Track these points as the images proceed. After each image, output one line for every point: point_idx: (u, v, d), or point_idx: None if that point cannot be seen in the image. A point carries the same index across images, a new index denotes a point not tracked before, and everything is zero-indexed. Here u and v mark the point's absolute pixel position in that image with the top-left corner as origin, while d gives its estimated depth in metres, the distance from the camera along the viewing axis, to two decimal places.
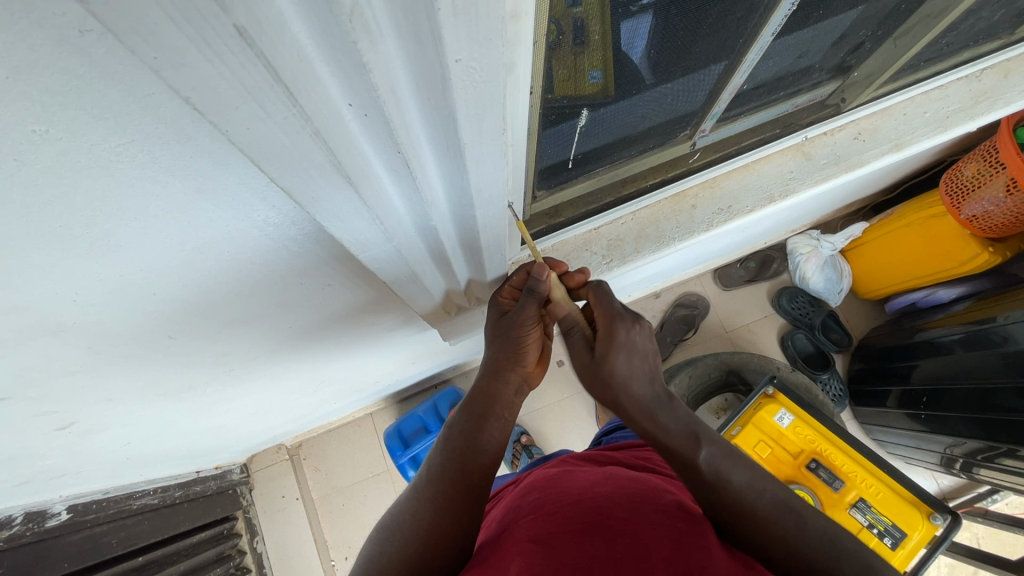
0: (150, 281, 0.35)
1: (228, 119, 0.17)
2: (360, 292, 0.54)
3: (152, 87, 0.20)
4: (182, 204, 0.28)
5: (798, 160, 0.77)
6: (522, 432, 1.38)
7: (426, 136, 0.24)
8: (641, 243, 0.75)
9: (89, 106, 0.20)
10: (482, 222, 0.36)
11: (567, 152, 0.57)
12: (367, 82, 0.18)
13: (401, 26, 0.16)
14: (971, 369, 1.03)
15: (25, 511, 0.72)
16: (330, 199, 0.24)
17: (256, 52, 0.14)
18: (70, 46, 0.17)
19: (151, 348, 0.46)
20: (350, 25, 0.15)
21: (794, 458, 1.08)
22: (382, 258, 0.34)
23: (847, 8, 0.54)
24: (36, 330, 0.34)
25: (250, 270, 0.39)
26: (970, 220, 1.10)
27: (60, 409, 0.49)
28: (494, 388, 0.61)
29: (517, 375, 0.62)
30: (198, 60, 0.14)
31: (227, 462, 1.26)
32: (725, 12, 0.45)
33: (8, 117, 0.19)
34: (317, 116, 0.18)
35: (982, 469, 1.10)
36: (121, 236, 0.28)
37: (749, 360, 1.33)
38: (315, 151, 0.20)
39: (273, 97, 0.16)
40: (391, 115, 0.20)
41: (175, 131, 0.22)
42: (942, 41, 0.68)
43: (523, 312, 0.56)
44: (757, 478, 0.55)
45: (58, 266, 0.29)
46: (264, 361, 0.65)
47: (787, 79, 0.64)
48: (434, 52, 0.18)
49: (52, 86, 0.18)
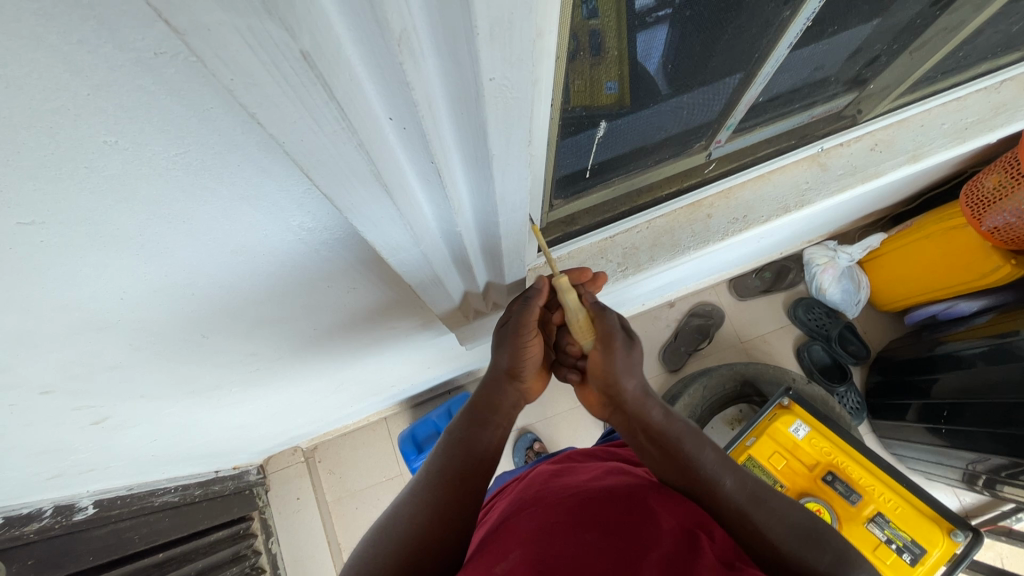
0: (190, 282, 0.37)
1: (285, 132, 0.18)
2: (382, 296, 0.56)
3: (212, 102, 0.22)
4: (225, 209, 0.30)
5: (814, 170, 0.78)
6: (535, 439, 1.39)
7: (457, 147, 0.25)
8: (656, 251, 0.76)
9: (153, 118, 0.21)
10: (504, 229, 0.37)
11: (585, 161, 0.59)
12: (409, 98, 0.19)
13: (441, 47, 0.18)
14: (995, 383, 1.02)
15: (55, 504, 0.75)
16: (368, 206, 0.26)
17: (316, 73, 0.16)
18: (144, 66, 0.19)
19: (184, 346, 0.48)
20: (398, 47, 0.17)
21: (810, 470, 1.07)
22: (408, 262, 0.36)
23: (862, 22, 0.55)
24: (84, 326, 0.37)
25: (281, 273, 0.41)
26: (991, 232, 1.09)
27: (97, 404, 0.51)
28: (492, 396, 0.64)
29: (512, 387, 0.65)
30: (266, 79, 0.16)
31: (244, 463, 1.29)
32: (741, 26, 0.47)
33: (84, 129, 0.21)
34: (362, 129, 0.20)
35: (1006, 486, 1.07)
36: (168, 239, 0.30)
37: (764, 370, 1.32)
38: (357, 160, 0.22)
39: (326, 113, 0.18)
40: (428, 127, 0.22)
41: (226, 141, 0.24)
42: (959, 53, 0.69)
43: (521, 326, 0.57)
44: (740, 485, 0.57)
45: (110, 266, 0.31)
46: (288, 362, 0.67)
47: (803, 90, 0.65)
48: (470, 70, 0.19)
49: (123, 101, 0.20)
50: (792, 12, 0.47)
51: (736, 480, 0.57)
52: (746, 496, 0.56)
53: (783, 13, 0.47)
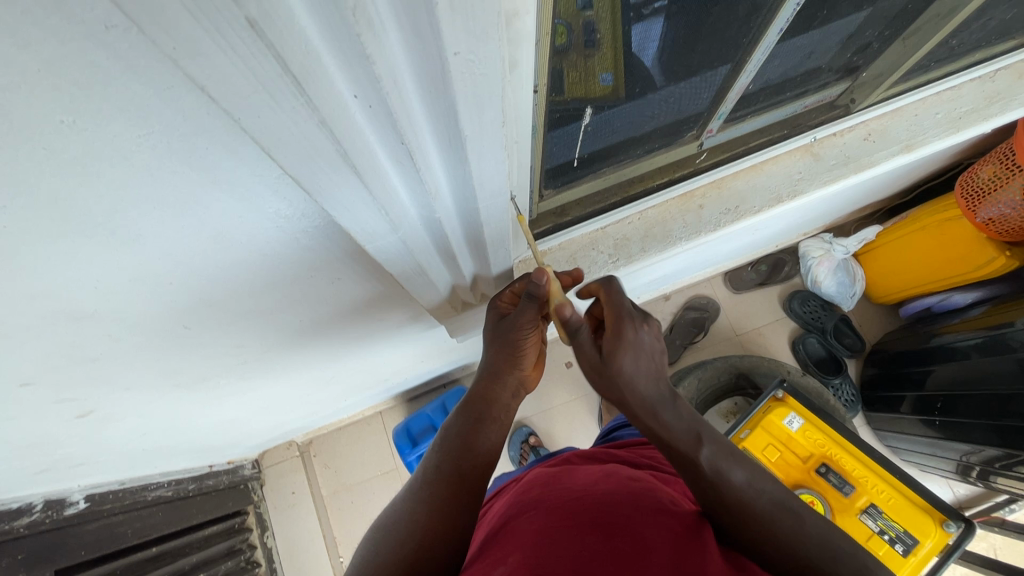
0: (166, 271, 0.36)
1: (239, 107, 0.18)
2: (368, 287, 0.55)
3: (172, 81, 0.21)
4: (198, 194, 0.29)
5: (807, 160, 0.77)
6: (530, 433, 1.39)
7: (429, 128, 0.25)
8: (648, 242, 0.75)
9: (112, 97, 0.21)
10: (486, 215, 0.36)
11: (573, 152, 0.58)
12: (371, 74, 0.19)
13: (401, 21, 0.17)
14: (988, 375, 1.02)
15: (45, 499, 0.75)
16: (338, 190, 0.26)
17: (265, 42, 0.15)
18: (96, 39, 0.18)
19: (168, 337, 0.48)
20: (354, 19, 0.16)
21: (804, 462, 1.07)
22: (388, 249, 0.35)
23: (853, 9, 0.54)
24: (60, 316, 0.36)
25: (261, 263, 0.40)
26: (986, 223, 1.08)
27: (81, 396, 0.51)
28: (490, 389, 0.62)
29: (512, 379, 0.63)
30: (211, 49, 0.15)
31: (238, 457, 1.28)
32: (729, 10, 0.46)
33: (37, 108, 0.20)
34: (324, 107, 0.19)
35: (999, 477, 1.07)
36: (139, 225, 0.30)
37: (759, 363, 1.32)
38: (322, 140, 0.21)
39: (282, 87, 0.18)
40: (394, 105, 0.21)
41: (191, 121, 0.24)
42: (952, 41, 0.68)
43: (522, 319, 0.57)
44: (750, 479, 0.54)
45: (81, 253, 0.30)
46: (277, 355, 0.67)
47: (795, 80, 0.65)
48: (434, 44, 0.19)
49: (77, 78, 0.20)
50: None
51: (746, 475, 0.54)
52: (752, 492, 0.53)
53: None
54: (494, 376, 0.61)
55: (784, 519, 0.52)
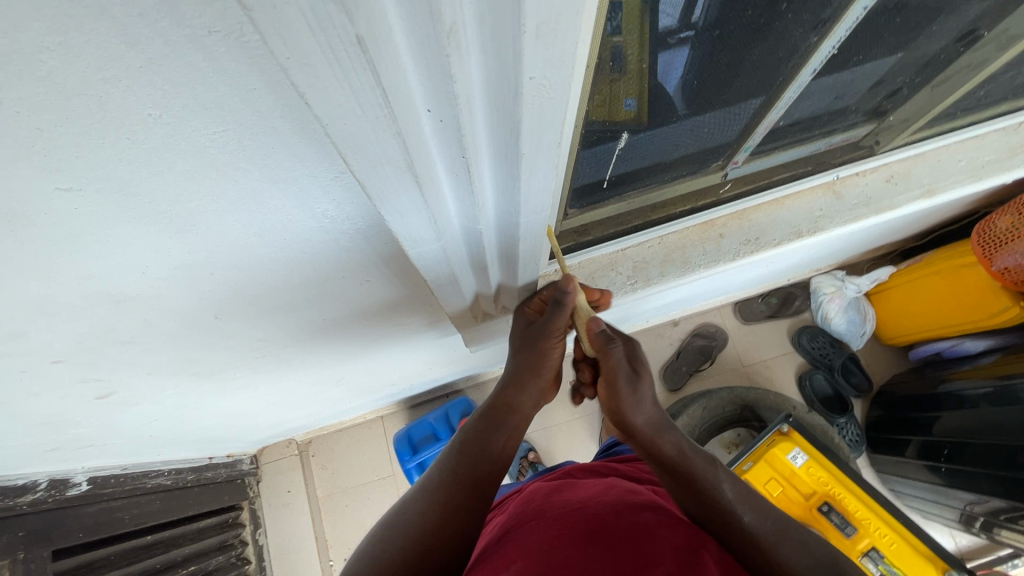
0: (208, 261, 0.37)
1: (328, 112, 0.19)
2: (392, 290, 0.56)
3: (254, 83, 0.22)
4: (257, 191, 0.30)
5: (828, 198, 0.78)
6: (530, 448, 1.38)
7: (488, 143, 0.26)
8: (666, 267, 0.77)
9: (200, 97, 0.22)
10: (524, 230, 0.38)
11: (603, 173, 0.59)
12: (450, 89, 0.20)
13: (485, 43, 0.19)
14: (997, 425, 1.01)
15: (50, 478, 0.75)
16: (397, 197, 0.27)
17: (368, 57, 0.17)
18: (196, 42, 0.20)
19: (197, 325, 0.48)
20: (447, 40, 0.17)
21: (806, 498, 1.06)
22: (427, 256, 0.36)
23: (887, 53, 0.55)
24: (103, 298, 0.37)
25: (298, 261, 0.41)
26: (1001, 272, 1.07)
27: (103, 378, 0.52)
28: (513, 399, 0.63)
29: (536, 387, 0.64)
30: (320, 61, 0.16)
31: (238, 452, 1.28)
32: (769, 49, 0.47)
33: (132, 100, 0.21)
34: (403, 117, 0.20)
35: (1002, 530, 1.07)
36: (195, 215, 0.31)
37: (765, 396, 1.31)
38: (393, 149, 0.22)
39: (370, 96, 0.19)
40: (464, 121, 0.22)
41: (264, 123, 0.25)
42: (980, 92, 0.69)
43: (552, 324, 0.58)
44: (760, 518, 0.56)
45: (138, 238, 0.31)
46: (293, 352, 0.67)
47: (824, 117, 0.66)
48: (512, 68, 0.20)
49: (173, 76, 0.21)
50: (819, 39, 0.48)
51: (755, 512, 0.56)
52: (761, 527, 0.54)
53: (810, 39, 0.47)
54: (516, 385, 0.63)
55: (792, 551, 0.52)
